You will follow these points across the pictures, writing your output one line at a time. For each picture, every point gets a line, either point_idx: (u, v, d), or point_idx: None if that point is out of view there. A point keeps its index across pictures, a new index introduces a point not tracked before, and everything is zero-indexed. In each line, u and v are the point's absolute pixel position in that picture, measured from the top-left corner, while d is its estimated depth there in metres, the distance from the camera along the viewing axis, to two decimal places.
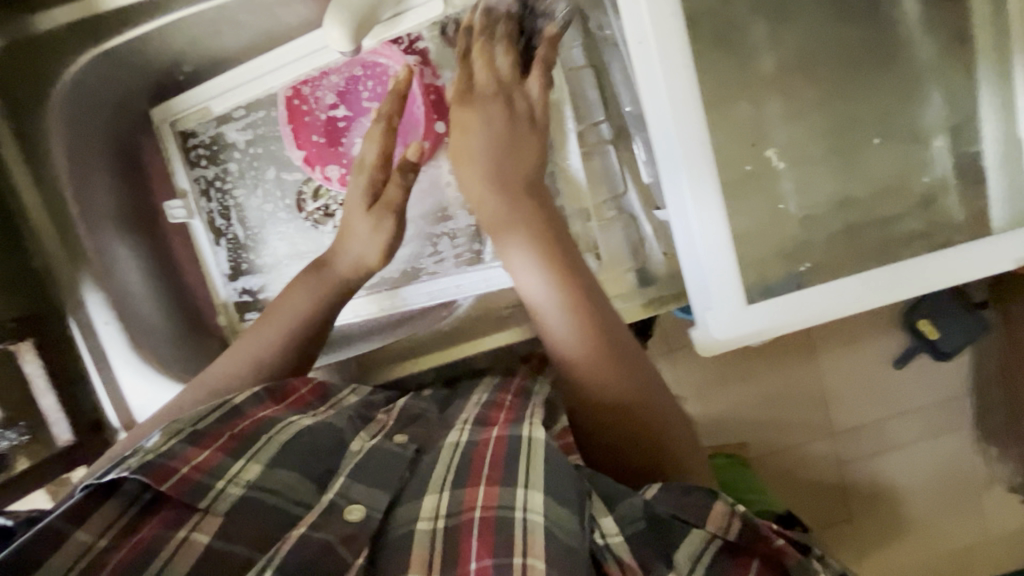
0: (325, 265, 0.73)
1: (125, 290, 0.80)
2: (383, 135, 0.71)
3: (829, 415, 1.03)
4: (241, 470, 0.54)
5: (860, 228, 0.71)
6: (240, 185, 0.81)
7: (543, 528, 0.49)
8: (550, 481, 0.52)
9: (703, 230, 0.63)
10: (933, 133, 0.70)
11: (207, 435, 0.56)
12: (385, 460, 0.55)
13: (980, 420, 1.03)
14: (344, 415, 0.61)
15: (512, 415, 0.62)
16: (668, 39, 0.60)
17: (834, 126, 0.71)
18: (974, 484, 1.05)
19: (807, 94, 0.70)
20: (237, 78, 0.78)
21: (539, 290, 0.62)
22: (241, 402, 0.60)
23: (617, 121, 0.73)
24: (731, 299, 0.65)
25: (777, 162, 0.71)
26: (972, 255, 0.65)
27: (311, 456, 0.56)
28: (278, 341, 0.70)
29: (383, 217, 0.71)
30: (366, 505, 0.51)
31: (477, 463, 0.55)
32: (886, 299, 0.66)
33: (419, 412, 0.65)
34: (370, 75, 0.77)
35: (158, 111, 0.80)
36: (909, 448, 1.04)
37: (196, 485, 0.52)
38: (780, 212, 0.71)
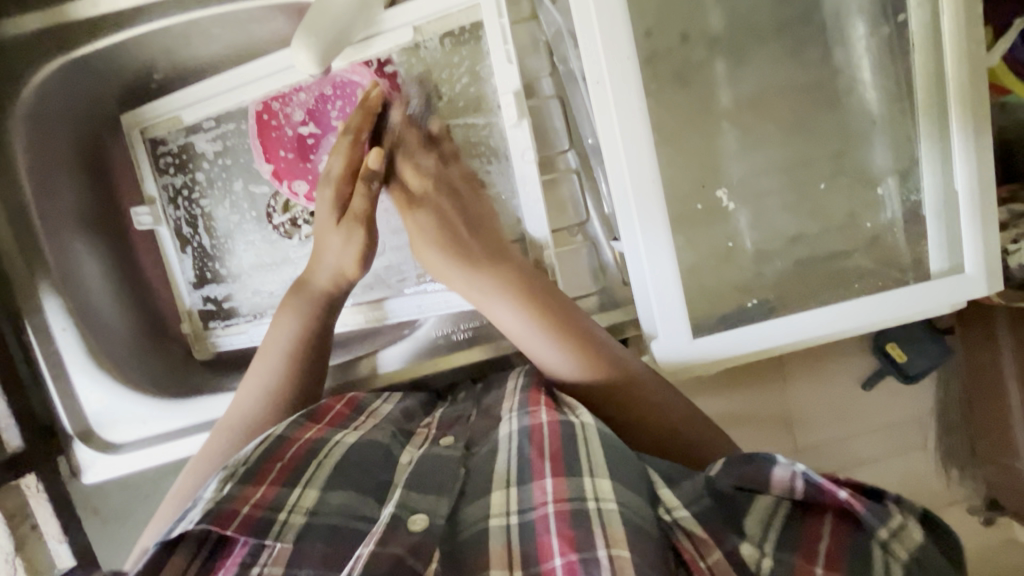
0: (306, 285, 0.74)
1: (87, 296, 0.79)
2: (350, 147, 0.72)
3: (796, 433, 1.02)
4: (299, 497, 0.53)
5: (811, 264, 0.74)
6: (208, 195, 0.82)
7: (618, 515, 0.50)
8: (615, 470, 0.53)
9: (654, 263, 0.65)
10: (881, 176, 0.73)
11: (260, 469, 0.55)
12: (436, 466, 0.56)
13: (942, 442, 1.03)
14: (385, 430, 0.62)
15: (556, 404, 0.61)
16: (624, 80, 0.61)
17: (790, 165, 0.74)
18: (937, 505, 1.03)
19: (762, 133, 0.73)
20: (208, 89, 0.78)
21: (536, 343, 0.65)
22: (283, 429, 0.59)
23: (581, 150, 0.75)
24: (679, 333, 0.67)
25: (727, 202, 0.73)
26: (931, 289, 0.67)
27: (364, 472, 0.56)
28: (281, 365, 0.70)
29: (354, 228, 0.72)
30: (428, 513, 0.51)
31: (535, 457, 0.54)
32: (849, 328, 0.69)
33: (458, 416, 0.67)
34: (341, 93, 0.77)
35: (128, 116, 0.81)
36: (872, 467, 1.03)
37: (262, 519, 0.52)
38: (731, 248, 0.74)
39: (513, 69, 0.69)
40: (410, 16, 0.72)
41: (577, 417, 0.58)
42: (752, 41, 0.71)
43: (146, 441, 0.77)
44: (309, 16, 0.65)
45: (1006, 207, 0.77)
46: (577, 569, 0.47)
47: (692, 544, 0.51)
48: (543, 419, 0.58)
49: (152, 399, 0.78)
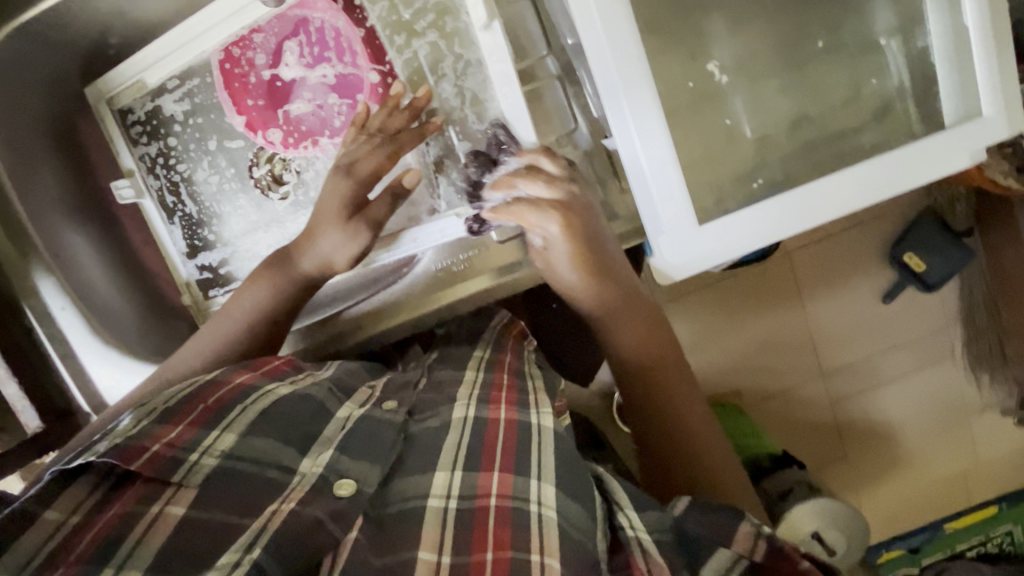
0: (289, 261, 0.70)
1: (84, 275, 0.78)
2: (387, 159, 0.68)
3: (822, 355, 1.07)
4: (215, 440, 0.55)
5: (819, 145, 0.70)
6: (185, 159, 0.80)
7: (557, 523, 0.52)
8: (562, 477, 0.55)
9: (652, 154, 0.59)
10: (882, 36, 0.69)
11: (179, 411, 0.58)
12: (373, 429, 0.58)
13: (969, 349, 1.08)
14: (322, 385, 0.63)
15: (515, 396, 0.63)
16: None
17: (783, 39, 0.70)
18: (969, 412, 1.11)
19: (752, 8, 0.69)
20: (167, 46, 0.76)
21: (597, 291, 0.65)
22: (213, 375, 0.62)
23: (562, 55, 0.70)
24: (684, 217, 0.60)
25: (720, 75, 0.69)
26: (931, 146, 0.62)
27: (290, 425, 0.58)
28: (244, 326, 0.69)
29: (361, 232, 0.67)
30: (355, 480, 0.53)
31: (488, 449, 0.57)
32: (852, 206, 0.62)
33: (404, 382, 0.67)
34: (300, 30, 0.74)
35: (91, 89, 0.79)
36: (902, 383, 1.09)
37: (171, 459, 0.54)
38: (728, 128, 0.70)
39: None
40: None
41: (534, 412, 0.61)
42: None
43: None
44: None
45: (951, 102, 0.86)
46: (507, 564, 0.49)
47: (645, 561, 0.52)
48: (500, 415, 0.61)
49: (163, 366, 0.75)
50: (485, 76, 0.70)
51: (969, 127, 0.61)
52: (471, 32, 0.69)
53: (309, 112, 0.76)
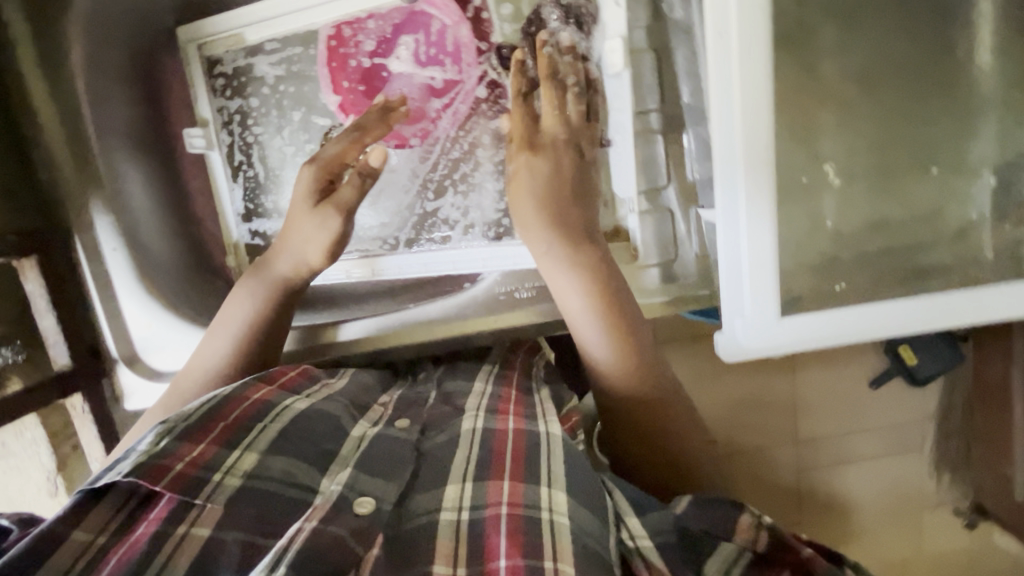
0: (266, 265, 0.70)
1: (136, 218, 0.74)
2: (351, 144, 0.71)
3: (800, 422, 0.98)
4: (237, 460, 0.53)
5: (893, 253, 0.70)
6: (262, 122, 0.77)
7: (569, 528, 0.49)
8: (572, 481, 0.53)
9: (750, 247, 0.59)
10: (978, 168, 0.70)
11: (200, 428, 0.55)
12: (390, 450, 0.56)
13: (938, 447, 0.99)
14: (339, 402, 0.61)
15: (525, 409, 0.62)
16: (752, 35, 0.54)
17: (890, 146, 0.69)
18: (925, 504, 1.00)
19: (865, 110, 0.68)
20: (276, 8, 0.73)
21: (553, 267, 0.64)
22: (231, 389, 0.59)
23: (668, 112, 0.69)
24: (764, 311, 0.62)
25: (832, 177, 0.68)
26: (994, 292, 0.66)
27: (309, 442, 0.56)
28: (242, 334, 0.67)
29: (328, 217, 0.68)
30: (375, 498, 0.52)
31: (497, 458, 0.55)
32: (906, 325, 0.66)
33: (416, 397, 0.67)
34: (417, 23, 0.72)
35: (184, 30, 0.75)
36: (876, 463, 0.99)
37: (194, 479, 0.51)
38: (821, 227, 0.69)
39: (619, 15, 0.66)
40: None
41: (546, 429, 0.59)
42: (873, 8, 0.66)
43: None
44: None
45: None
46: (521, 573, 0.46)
47: None
48: (510, 424, 0.60)
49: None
50: (599, 119, 0.69)
51: None
52: (599, 71, 0.68)
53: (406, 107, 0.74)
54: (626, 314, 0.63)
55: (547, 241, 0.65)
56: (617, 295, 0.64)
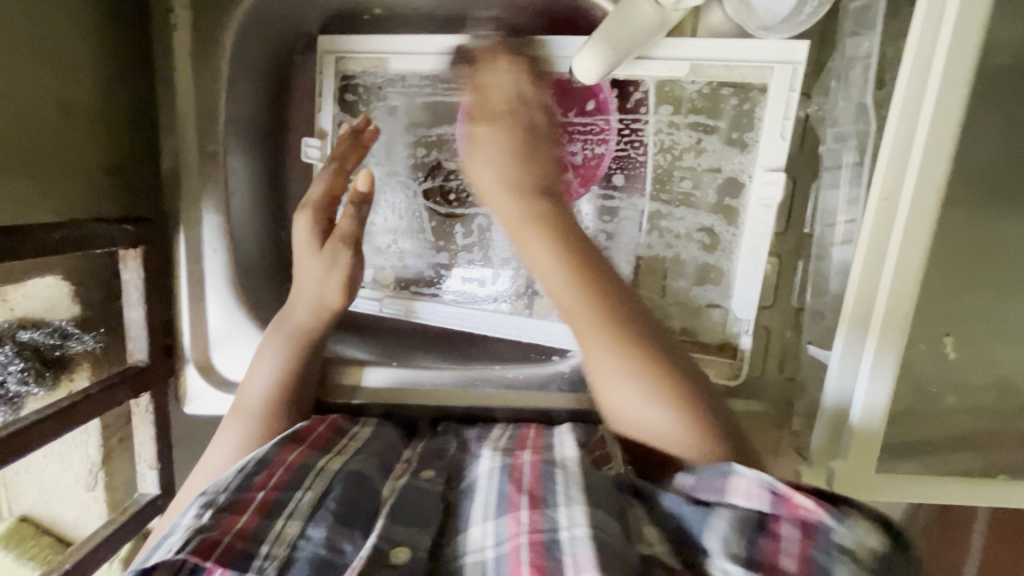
0: (284, 317, 0.69)
1: (234, 218, 0.72)
2: (332, 177, 0.72)
3: None
4: (283, 528, 0.49)
5: (999, 425, 0.69)
6: (379, 147, 0.76)
7: (589, 537, 0.46)
8: (591, 497, 0.50)
9: (867, 405, 0.60)
10: None
11: (239, 499, 0.51)
12: (418, 499, 0.55)
13: None
14: (370, 460, 0.59)
15: (542, 444, 0.60)
16: (922, 211, 0.55)
17: (1011, 328, 0.68)
18: None
19: (995, 283, 0.67)
20: (429, 45, 0.72)
21: (581, 329, 0.60)
22: (264, 452, 0.56)
23: (791, 239, 0.70)
24: (864, 463, 0.62)
25: (949, 350, 0.67)
26: None
27: (351, 502, 0.53)
28: (276, 383, 0.66)
29: (338, 253, 0.69)
30: (410, 546, 0.50)
31: (512, 491, 0.52)
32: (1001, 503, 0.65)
33: (439, 450, 0.65)
34: (575, 99, 0.69)
35: (326, 41, 0.74)
36: None
37: (242, 552, 0.47)
38: (931, 395, 0.67)
39: (784, 147, 0.62)
40: (684, 71, 0.63)
41: (561, 456, 0.56)
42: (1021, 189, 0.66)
43: None
44: (613, 16, 0.58)
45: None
46: None
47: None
48: (524, 458, 0.57)
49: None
50: (735, 238, 0.67)
51: None
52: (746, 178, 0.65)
53: None
54: (638, 330, 0.59)
55: (576, 308, 0.59)
56: (626, 313, 0.59)
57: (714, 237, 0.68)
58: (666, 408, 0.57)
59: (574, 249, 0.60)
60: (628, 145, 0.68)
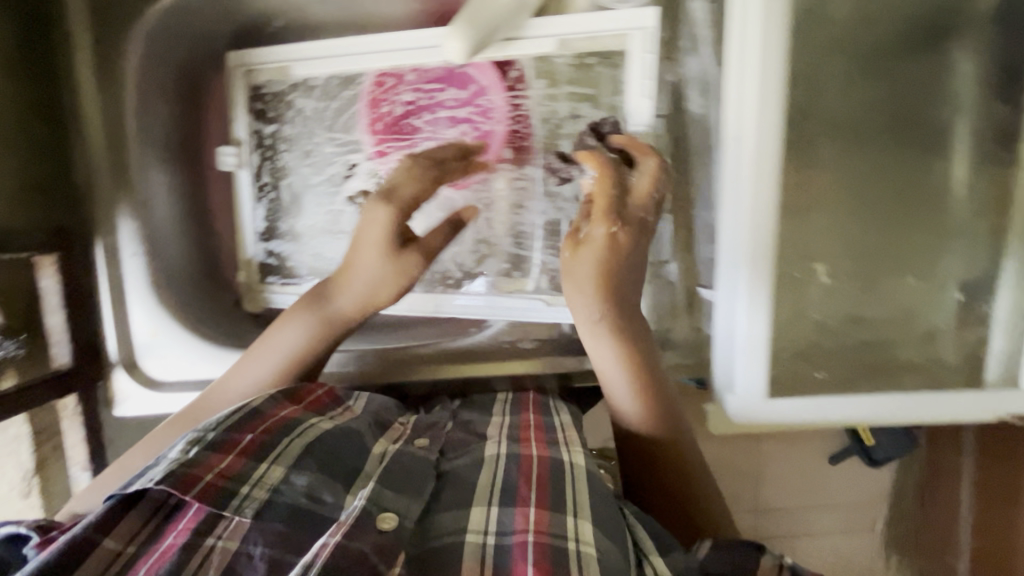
0: (325, 299, 0.68)
1: (156, 225, 0.79)
2: (431, 186, 0.67)
3: (762, 490, 0.93)
4: (267, 472, 0.54)
5: (870, 347, 0.77)
6: (293, 150, 0.80)
7: (595, 558, 0.50)
8: (598, 515, 0.54)
9: (750, 332, 0.63)
10: (945, 280, 0.77)
11: (228, 440, 0.56)
12: (413, 466, 0.57)
13: (890, 530, 0.95)
14: (362, 421, 0.63)
15: (545, 436, 0.64)
16: (767, 147, 0.59)
17: (871, 251, 0.77)
18: None
19: (856, 217, 0.76)
20: (327, 49, 0.77)
21: (602, 351, 0.64)
22: (259, 403, 0.60)
23: (680, 194, 0.73)
24: (755, 389, 0.65)
25: (822, 276, 0.76)
26: (995, 398, 0.70)
27: (334, 458, 0.57)
28: (288, 362, 0.68)
29: (411, 264, 0.66)
30: (398, 514, 0.52)
31: (523, 484, 0.56)
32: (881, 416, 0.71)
33: (432, 422, 0.67)
34: (460, 83, 0.74)
35: (235, 56, 0.79)
36: (824, 538, 0.95)
37: (223, 491, 0.52)
38: (804, 317, 0.76)
39: (645, 106, 0.68)
40: (553, 47, 0.69)
41: (567, 459, 0.60)
42: (867, 125, 0.74)
43: (186, 382, 0.77)
44: (473, 6, 0.64)
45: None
46: None
47: None
48: (532, 451, 0.61)
49: (230, 350, 0.79)
50: None
51: (999, 394, 0.70)
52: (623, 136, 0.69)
53: None
54: (658, 374, 0.65)
55: (598, 344, 0.64)
56: (650, 357, 0.64)
57: None
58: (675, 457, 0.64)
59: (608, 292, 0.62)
60: (516, 122, 0.73)
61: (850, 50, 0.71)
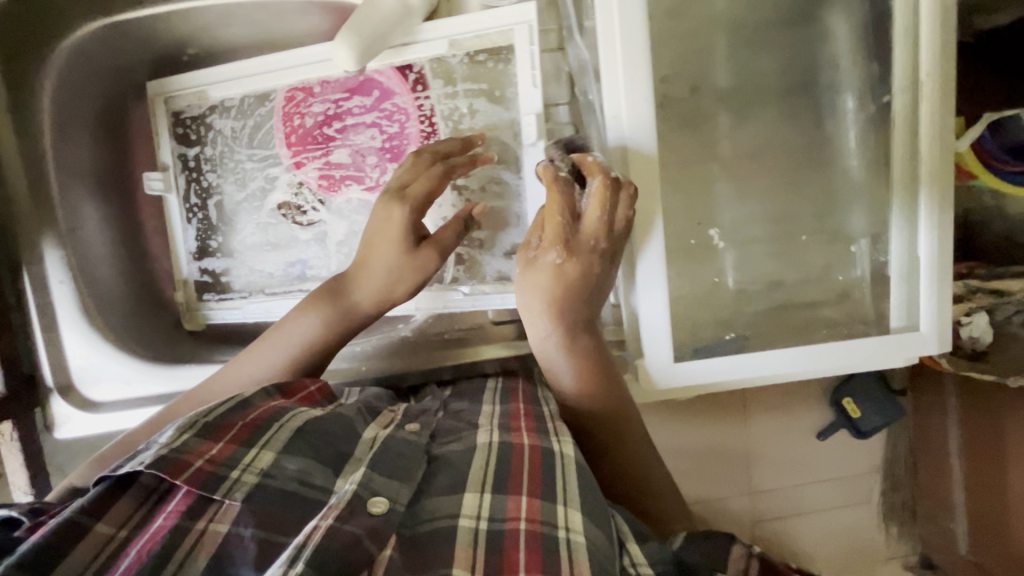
0: (342, 291, 0.71)
1: (89, 254, 0.81)
2: (439, 181, 0.68)
3: (754, 473, 1.01)
4: (255, 458, 0.56)
5: (788, 308, 0.79)
6: (218, 169, 0.83)
7: (585, 548, 0.51)
8: (584, 502, 0.55)
9: (648, 299, 0.68)
10: (854, 236, 0.78)
11: (219, 427, 0.58)
12: (401, 450, 0.58)
13: (885, 499, 1.03)
14: (351, 406, 0.64)
15: (535, 425, 0.63)
16: (640, 125, 0.64)
17: (782, 215, 0.79)
18: (875, 559, 1.04)
19: (760, 183, 0.78)
20: (239, 70, 0.80)
21: (552, 353, 0.64)
22: (251, 395, 0.62)
23: None
24: (662, 354, 0.70)
25: (717, 241, 0.78)
26: (898, 339, 0.72)
27: (324, 443, 0.58)
28: (294, 354, 0.70)
29: (429, 260, 0.68)
30: (388, 499, 0.53)
31: (513, 474, 0.56)
32: (789, 371, 0.74)
33: (424, 409, 0.69)
34: (364, 91, 0.77)
35: (153, 85, 0.82)
36: (821, 515, 1.02)
37: (213, 475, 0.54)
38: (717, 284, 0.78)
39: (536, 94, 0.70)
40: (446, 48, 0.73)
41: (558, 443, 0.60)
42: (757, 94, 0.76)
43: (126, 403, 0.79)
44: (356, 15, 0.67)
45: (963, 283, 0.86)
46: None
47: None
48: (523, 440, 0.60)
49: (166, 367, 0.80)
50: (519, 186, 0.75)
51: (896, 338, 0.72)
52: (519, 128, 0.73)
53: (345, 163, 0.79)
54: (607, 365, 0.65)
55: (552, 347, 0.63)
56: (601, 350, 0.65)
57: (506, 188, 0.75)
58: (615, 432, 0.67)
59: (559, 308, 0.61)
60: (423, 123, 0.76)
61: (729, 25, 0.75)
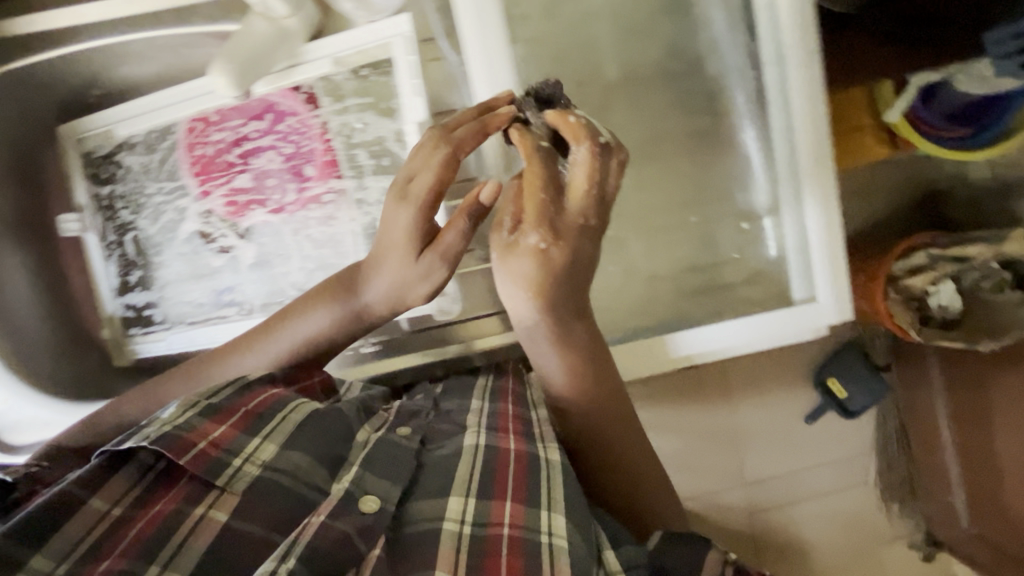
0: (353, 290, 0.64)
1: (10, 299, 0.83)
2: (444, 167, 0.57)
3: (744, 458, 1.00)
4: (258, 449, 0.54)
5: (710, 290, 0.79)
6: (131, 204, 0.84)
7: (565, 552, 0.49)
8: (565, 500, 0.53)
9: None
10: (760, 213, 0.78)
11: (223, 409, 0.56)
12: (394, 453, 0.55)
13: (882, 477, 1.02)
14: (351, 405, 0.61)
15: (524, 428, 0.61)
16: None
17: (687, 199, 0.80)
18: (881, 539, 1.03)
19: (660, 170, 0.79)
20: (143, 106, 0.82)
21: (540, 350, 0.57)
22: (253, 381, 0.60)
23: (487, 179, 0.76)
24: None
25: (617, 232, 0.78)
26: (812, 310, 0.73)
27: (323, 442, 0.56)
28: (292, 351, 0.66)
29: (435, 267, 0.59)
30: (380, 497, 0.52)
31: (498, 477, 0.54)
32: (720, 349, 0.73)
33: (416, 410, 0.64)
34: (260, 115, 0.79)
35: (64, 128, 0.84)
36: (822, 498, 1.02)
37: (215, 462, 0.53)
38: (631, 272, 0.79)
39: (419, 103, 0.71)
40: (331, 66, 0.74)
41: (542, 447, 0.58)
42: (645, 79, 0.77)
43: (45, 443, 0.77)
44: (230, 43, 0.69)
45: (924, 250, 0.85)
46: None
47: None
48: (510, 445, 0.58)
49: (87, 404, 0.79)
50: None
51: (804, 309, 0.73)
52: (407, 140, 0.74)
53: (250, 187, 0.80)
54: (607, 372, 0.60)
55: (539, 338, 0.56)
56: (601, 355, 0.59)
57: None
58: (612, 441, 0.62)
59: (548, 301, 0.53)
60: (321, 140, 0.77)
61: (609, 16, 0.76)
